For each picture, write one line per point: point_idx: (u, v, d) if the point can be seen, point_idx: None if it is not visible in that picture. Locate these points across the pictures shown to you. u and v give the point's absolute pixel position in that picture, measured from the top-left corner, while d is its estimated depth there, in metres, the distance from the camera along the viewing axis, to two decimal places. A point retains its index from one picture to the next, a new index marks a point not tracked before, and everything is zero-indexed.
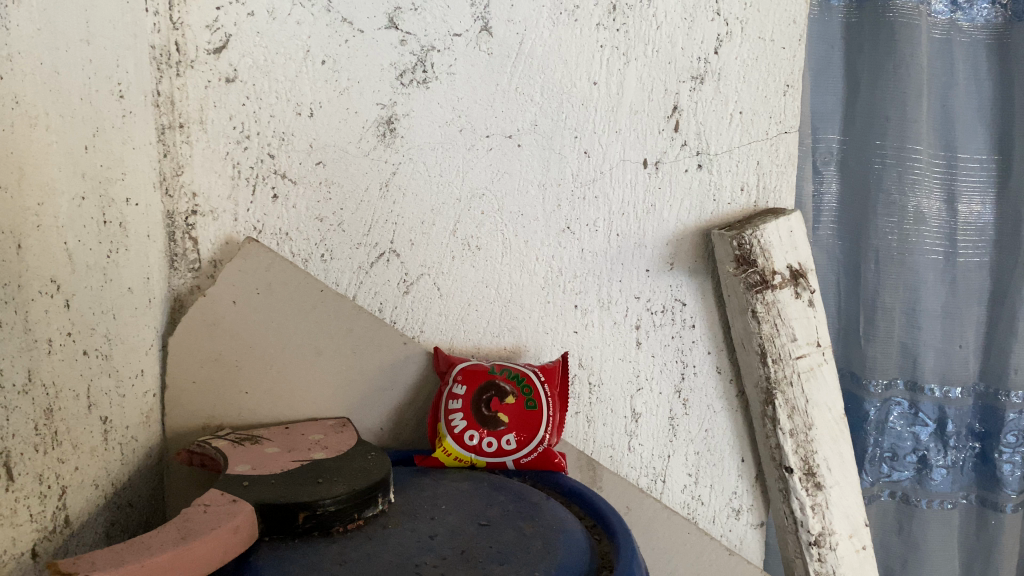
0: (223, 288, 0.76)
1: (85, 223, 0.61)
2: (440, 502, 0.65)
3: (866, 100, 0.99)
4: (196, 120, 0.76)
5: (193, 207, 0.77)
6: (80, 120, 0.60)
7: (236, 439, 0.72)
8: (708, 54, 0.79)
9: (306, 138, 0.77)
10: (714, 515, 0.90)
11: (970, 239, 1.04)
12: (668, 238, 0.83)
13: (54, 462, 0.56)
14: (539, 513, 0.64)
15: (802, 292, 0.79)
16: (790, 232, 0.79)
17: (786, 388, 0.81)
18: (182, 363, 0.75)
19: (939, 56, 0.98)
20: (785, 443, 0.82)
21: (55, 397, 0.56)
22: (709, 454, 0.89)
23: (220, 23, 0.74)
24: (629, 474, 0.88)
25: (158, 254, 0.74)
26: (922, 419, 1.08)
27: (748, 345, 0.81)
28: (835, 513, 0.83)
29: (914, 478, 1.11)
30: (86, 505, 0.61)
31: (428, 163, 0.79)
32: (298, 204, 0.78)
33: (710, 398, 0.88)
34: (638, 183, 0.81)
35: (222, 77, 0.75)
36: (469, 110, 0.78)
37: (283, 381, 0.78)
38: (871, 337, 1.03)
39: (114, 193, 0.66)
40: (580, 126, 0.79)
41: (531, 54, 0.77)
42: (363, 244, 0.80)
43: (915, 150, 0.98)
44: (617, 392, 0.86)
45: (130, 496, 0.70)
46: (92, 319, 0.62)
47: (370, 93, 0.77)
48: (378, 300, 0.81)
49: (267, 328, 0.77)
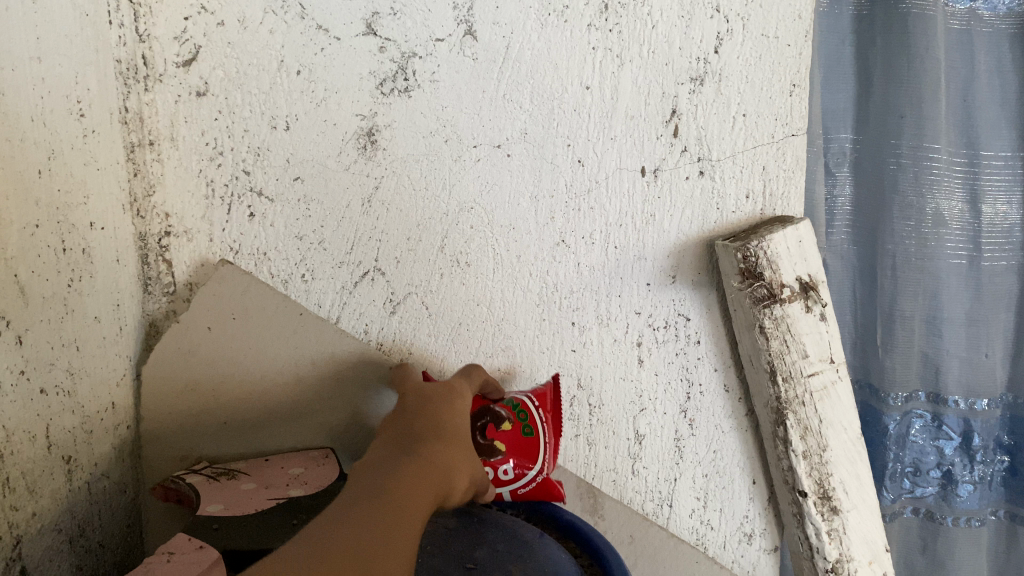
0: (198, 313, 0.73)
1: (41, 252, 0.57)
2: (423, 541, 0.60)
3: (880, 96, 0.93)
4: (167, 137, 0.72)
5: (166, 228, 0.74)
6: (33, 144, 0.56)
7: (212, 474, 0.69)
8: (708, 54, 0.74)
9: (283, 153, 0.73)
10: (724, 541, 0.86)
11: (996, 242, 0.98)
12: (669, 250, 0.78)
13: (8, 511, 0.53)
14: (531, 552, 0.59)
15: (813, 305, 0.75)
16: (799, 241, 0.74)
17: (798, 408, 0.76)
18: (158, 394, 0.72)
19: (957, 48, 0.92)
20: (799, 466, 0.77)
21: (6, 442, 0.53)
22: (718, 477, 0.84)
23: (189, 34, 0.70)
24: (633, 498, 0.83)
25: (129, 278, 0.71)
26: (945, 432, 1.03)
27: (756, 362, 0.76)
28: (853, 539, 0.78)
29: (939, 494, 1.06)
30: (45, 553, 0.58)
31: (413, 176, 0.75)
32: (276, 223, 0.74)
33: (717, 418, 0.83)
34: (636, 192, 0.77)
35: (193, 91, 0.71)
36: (454, 119, 0.74)
37: (264, 410, 0.75)
38: (889, 347, 0.98)
39: (74, 218, 0.62)
40: (572, 133, 0.75)
41: (518, 59, 0.73)
42: (345, 263, 0.76)
43: (932, 149, 0.93)
44: (619, 413, 0.82)
45: (101, 537, 0.66)
46: (50, 354, 0.58)
47: (349, 103, 0.72)
48: (364, 321, 0.77)
49: (275, 364, 0.75)
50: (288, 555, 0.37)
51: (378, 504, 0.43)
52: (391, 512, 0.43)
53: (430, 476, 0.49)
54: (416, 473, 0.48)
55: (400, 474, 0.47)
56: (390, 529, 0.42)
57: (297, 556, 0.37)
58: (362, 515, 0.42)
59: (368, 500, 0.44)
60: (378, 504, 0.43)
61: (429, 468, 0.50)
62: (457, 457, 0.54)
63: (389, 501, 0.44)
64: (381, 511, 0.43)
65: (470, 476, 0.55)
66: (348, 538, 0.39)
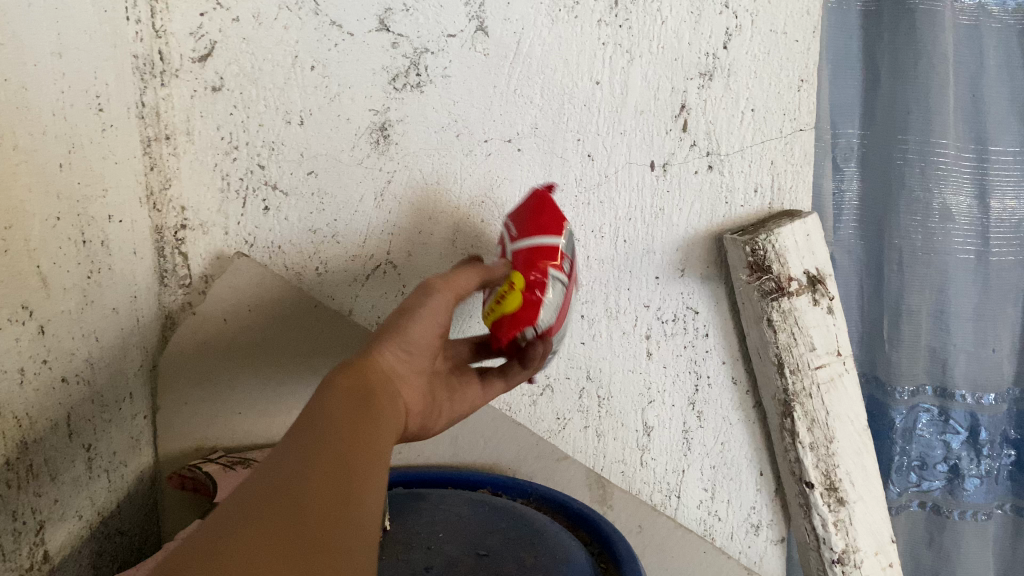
0: (214, 305, 0.74)
1: (61, 244, 0.58)
2: (438, 530, 0.61)
3: (887, 92, 0.94)
4: (183, 131, 0.73)
5: (182, 221, 0.75)
6: (53, 138, 0.57)
7: (228, 462, 0.71)
8: (717, 49, 0.75)
9: (297, 147, 0.74)
10: (732, 531, 0.87)
11: (1005, 236, 0.98)
12: (678, 243, 0.79)
13: (31, 497, 0.54)
14: (542, 539, 0.60)
15: (821, 298, 0.75)
16: (807, 235, 0.75)
17: (805, 400, 0.77)
18: (174, 385, 0.74)
19: (966, 44, 0.93)
20: (806, 457, 0.78)
21: (29, 430, 0.54)
22: (725, 468, 0.85)
23: (204, 30, 0.71)
24: (642, 490, 0.85)
25: (146, 271, 0.72)
26: (952, 426, 1.03)
27: (764, 355, 0.77)
28: (859, 530, 0.79)
29: (946, 488, 1.06)
30: (68, 539, 0.59)
31: (424, 170, 0.76)
32: (290, 216, 0.75)
33: (725, 410, 0.84)
34: (645, 186, 0.77)
35: (208, 86, 0.72)
36: (466, 114, 0.75)
37: (278, 400, 0.77)
38: (895, 342, 0.99)
39: (93, 211, 0.63)
40: (582, 127, 0.76)
41: (529, 54, 0.74)
42: (358, 256, 0.77)
43: (940, 144, 0.94)
44: (628, 405, 0.83)
45: (119, 524, 0.68)
46: (71, 344, 0.60)
47: (362, 98, 0.73)
48: (376, 314, 0.78)
49: (289, 354, 0.76)
50: (209, 540, 0.30)
51: (319, 454, 0.35)
52: (343, 473, 0.35)
53: (377, 405, 0.42)
54: (354, 400, 0.41)
55: (343, 405, 0.40)
56: (347, 501, 0.34)
57: (223, 542, 0.30)
58: (304, 474, 0.34)
59: (304, 446, 0.36)
60: (321, 454, 0.35)
61: (356, 372, 0.44)
62: (384, 332, 0.49)
63: (332, 449, 0.36)
64: (326, 465, 0.35)
65: (417, 308, 0.51)
66: (292, 509, 0.32)
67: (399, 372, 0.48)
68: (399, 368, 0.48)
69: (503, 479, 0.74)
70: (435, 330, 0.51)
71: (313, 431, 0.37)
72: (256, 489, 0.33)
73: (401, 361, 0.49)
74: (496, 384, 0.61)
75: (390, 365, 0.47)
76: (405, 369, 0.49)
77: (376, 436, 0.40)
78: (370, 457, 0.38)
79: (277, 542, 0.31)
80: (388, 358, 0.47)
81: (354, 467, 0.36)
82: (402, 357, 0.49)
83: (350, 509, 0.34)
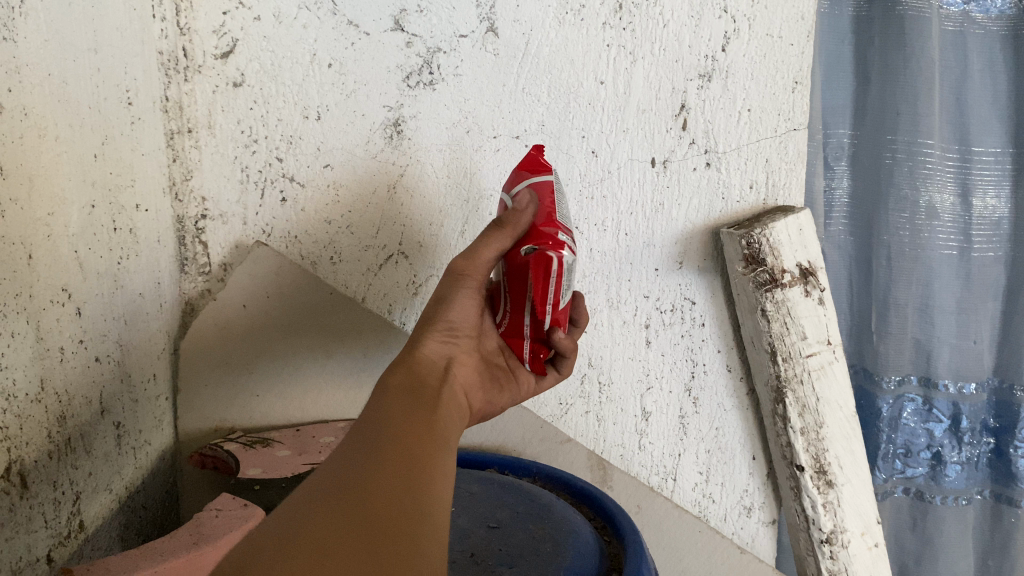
0: (234, 291, 0.77)
1: (96, 231, 0.61)
2: (449, 504, 0.64)
3: (878, 94, 0.98)
4: (204, 125, 0.76)
5: (202, 211, 0.78)
6: (89, 130, 0.60)
7: (248, 442, 0.75)
8: (716, 52, 0.78)
9: (314, 141, 0.77)
10: (725, 513, 0.91)
11: (985, 234, 1.03)
12: (677, 237, 0.83)
13: (68, 469, 0.58)
14: (548, 513, 0.64)
15: (812, 290, 0.79)
16: (800, 230, 0.79)
17: (796, 386, 0.81)
18: (194, 368, 0.77)
19: (951, 49, 0.97)
20: (796, 441, 0.82)
21: (67, 404, 0.57)
22: (720, 452, 0.89)
23: (227, 28, 0.74)
24: (640, 472, 0.89)
25: (168, 258, 0.76)
26: (936, 415, 1.07)
27: (757, 343, 0.81)
28: (847, 511, 0.83)
29: (929, 474, 1.11)
30: (99, 510, 0.63)
31: (436, 165, 0.79)
32: (306, 207, 0.79)
33: (720, 396, 0.88)
34: (646, 182, 0.81)
35: (230, 81, 0.75)
36: (477, 111, 0.78)
37: (295, 383, 0.80)
38: (883, 334, 1.03)
39: (123, 200, 0.66)
40: (587, 125, 0.79)
41: (537, 54, 0.77)
42: (371, 246, 0.80)
43: (926, 145, 0.98)
44: (627, 391, 0.86)
45: (143, 499, 0.72)
46: (103, 326, 0.63)
47: (377, 95, 0.77)
48: (387, 302, 0.82)
49: (307, 340, 0.80)
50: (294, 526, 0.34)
51: (377, 458, 0.39)
52: (402, 474, 0.39)
53: (430, 410, 0.46)
54: (405, 404, 0.45)
55: (397, 411, 0.44)
56: (407, 496, 0.38)
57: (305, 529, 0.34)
58: (365, 476, 0.38)
59: (365, 449, 0.40)
60: (379, 456, 0.39)
61: (412, 368, 0.50)
62: (428, 325, 0.55)
63: (389, 450, 0.40)
64: (384, 467, 0.39)
65: (451, 294, 0.56)
66: (354, 506, 0.36)
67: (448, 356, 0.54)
68: (446, 351, 0.54)
69: (509, 459, 0.78)
70: (470, 306, 0.56)
71: (374, 437, 0.41)
72: (323, 486, 0.37)
73: (446, 345, 0.54)
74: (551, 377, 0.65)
75: (437, 353, 0.53)
76: (451, 350, 0.55)
77: (433, 441, 0.43)
78: (428, 459, 0.41)
79: (343, 532, 0.34)
80: (433, 347, 0.53)
81: (411, 469, 0.40)
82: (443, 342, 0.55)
83: (413, 505, 0.38)
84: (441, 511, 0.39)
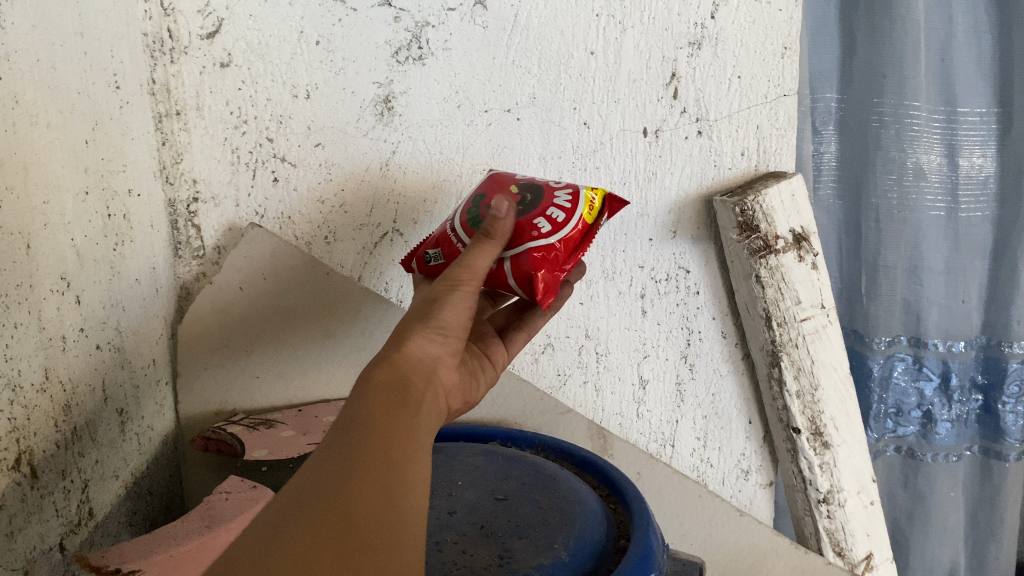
0: (230, 273, 0.77)
1: (90, 218, 0.61)
2: (456, 477, 0.65)
3: (863, 57, 0.98)
4: (193, 107, 0.75)
5: (194, 194, 0.77)
6: (79, 116, 0.59)
7: (251, 423, 0.76)
8: (705, 19, 0.78)
9: (303, 120, 0.77)
10: (723, 476, 0.93)
11: (973, 193, 1.04)
12: (670, 206, 0.83)
13: (75, 457, 0.58)
14: (554, 483, 0.64)
15: (805, 255, 0.80)
16: (792, 195, 0.80)
17: (791, 350, 0.82)
18: (193, 352, 0.77)
19: (937, 10, 0.96)
20: (792, 404, 0.83)
21: (71, 393, 0.57)
22: (716, 418, 0.91)
23: (212, 8, 0.73)
24: (638, 439, 0.91)
25: (161, 243, 0.75)
26: (926, 373, 1.10)
27: (752, 310, 0.82)
28: (842, 471, 0.85)
29: (919, 432, 1.14)
30: (107, 496, 0.63)
31: (427, 140, 0.79)
32: (298, 187, 0.78)
33: (716, 362, 0.89)
34: (638, 152, 0.81)
35: (217, 61, 0.74)
36: (467, 85, 0.78)
37: (293, 362, 0.80)
38: (873, 296, 1.05)
39: (116, 185, 0.66)
40: (578, 96, 0.79)
41: (527, 26, 0.76)
42: (366, 225, 0.80)
43: (913, 107, 0.98)
44: (624, 360, 0.88)
45: (149, 485, 0.73)
46: (102, 313, 0.62)
47: (367, 71, 0.76)
48: (385, 280, 0.82)
49: (301, 321, 0.79)
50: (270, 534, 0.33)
51: (361, 457, 0.38)
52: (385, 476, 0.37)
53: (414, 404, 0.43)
54: (388, 395, 0.42)
55: (388, 409, 0.41)
56: (385, 505, 0.36)
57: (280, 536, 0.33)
58: (346, 483, 0.36)
59: (341, 450, 0.38)
60: (360, 457, 0.38)
61: (397, 366, 0.44)
62: (419, 319, 0.48)
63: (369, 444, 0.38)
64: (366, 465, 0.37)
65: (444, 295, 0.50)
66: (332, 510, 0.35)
67: (437, 355, 0.48)
68: (436, 350, 0.48)
69: (512, 431, 0.79)
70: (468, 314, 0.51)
71: (358, 437, 0.39)
72: (303, 490, 0.36)
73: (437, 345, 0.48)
74: (520, 336, 0.63)
75: (427, 353, 0.47)
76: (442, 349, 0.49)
77: (411, 436, 0.41)
78: (409, 456, 0.40)
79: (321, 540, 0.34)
80: (422, 343, 0.47)
81: (392, 467, 0.38)
82: (437, 341, 0.48)
83: (391, 516, 0.36)
84: (416, 517, 0.38)
